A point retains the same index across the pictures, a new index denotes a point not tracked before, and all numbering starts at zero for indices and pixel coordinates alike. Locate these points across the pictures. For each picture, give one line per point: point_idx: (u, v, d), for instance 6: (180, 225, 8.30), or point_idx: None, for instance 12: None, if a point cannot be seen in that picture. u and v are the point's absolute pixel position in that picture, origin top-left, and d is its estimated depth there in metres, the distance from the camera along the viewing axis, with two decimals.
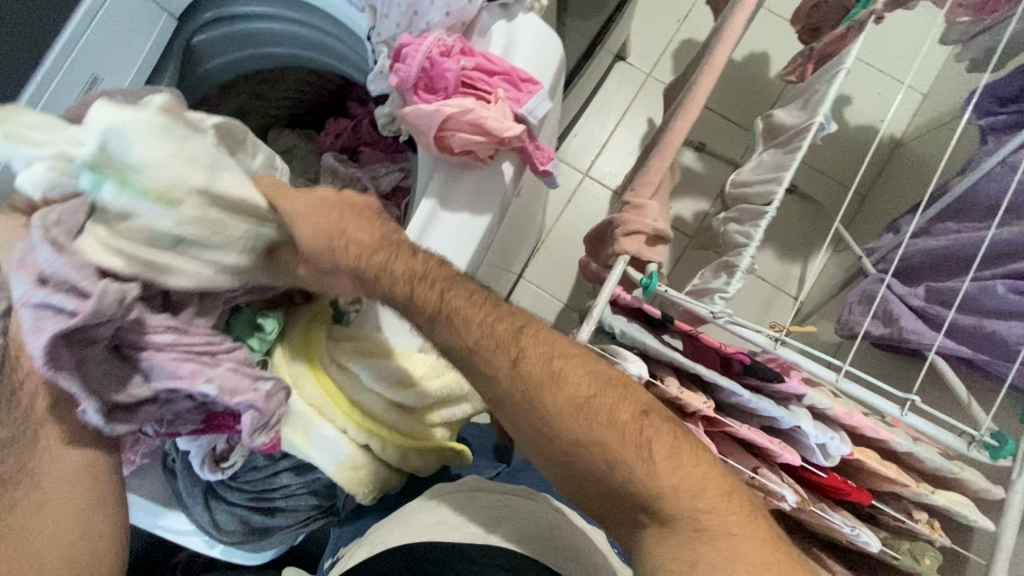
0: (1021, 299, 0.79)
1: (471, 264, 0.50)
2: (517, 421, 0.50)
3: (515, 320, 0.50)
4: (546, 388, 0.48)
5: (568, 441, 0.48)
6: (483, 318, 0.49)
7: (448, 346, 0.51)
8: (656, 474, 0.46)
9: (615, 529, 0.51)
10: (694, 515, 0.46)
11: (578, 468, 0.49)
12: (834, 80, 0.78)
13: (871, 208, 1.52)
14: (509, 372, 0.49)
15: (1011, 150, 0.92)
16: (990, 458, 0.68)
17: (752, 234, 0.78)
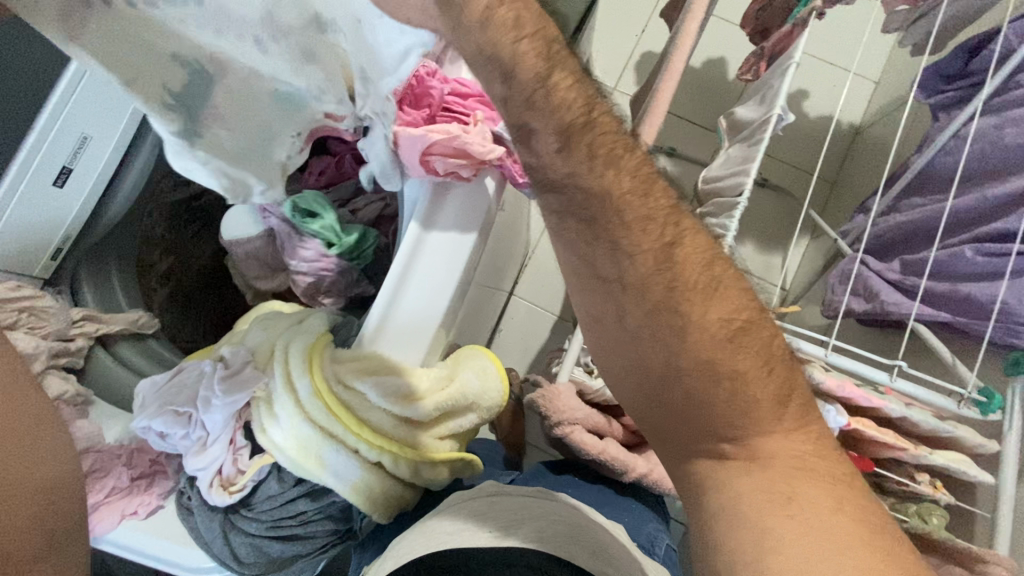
0: (989, 260, 0.83)
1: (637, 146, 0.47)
2: (623, 312, 0.49)
3: (679, 236, 0.47)
4: (703, 293, 0.47)
5: (701, 348, 0.47)
6: (634, 184, 0.46)
7: (561, 192, 0.47)
8: (774, 412, 0.48)
9: (676, 447, 0.50)
10: (784, 452, 0.47)
11: (686, 383, 0.47)
12: (786, 74, 0.83)
13: (840, 193, 1.58)
14: (656, 259, 0.47)
15: (960, 123, 0.98)
16: (982, 414, 0.71)
17: (728, 225, 0.82)
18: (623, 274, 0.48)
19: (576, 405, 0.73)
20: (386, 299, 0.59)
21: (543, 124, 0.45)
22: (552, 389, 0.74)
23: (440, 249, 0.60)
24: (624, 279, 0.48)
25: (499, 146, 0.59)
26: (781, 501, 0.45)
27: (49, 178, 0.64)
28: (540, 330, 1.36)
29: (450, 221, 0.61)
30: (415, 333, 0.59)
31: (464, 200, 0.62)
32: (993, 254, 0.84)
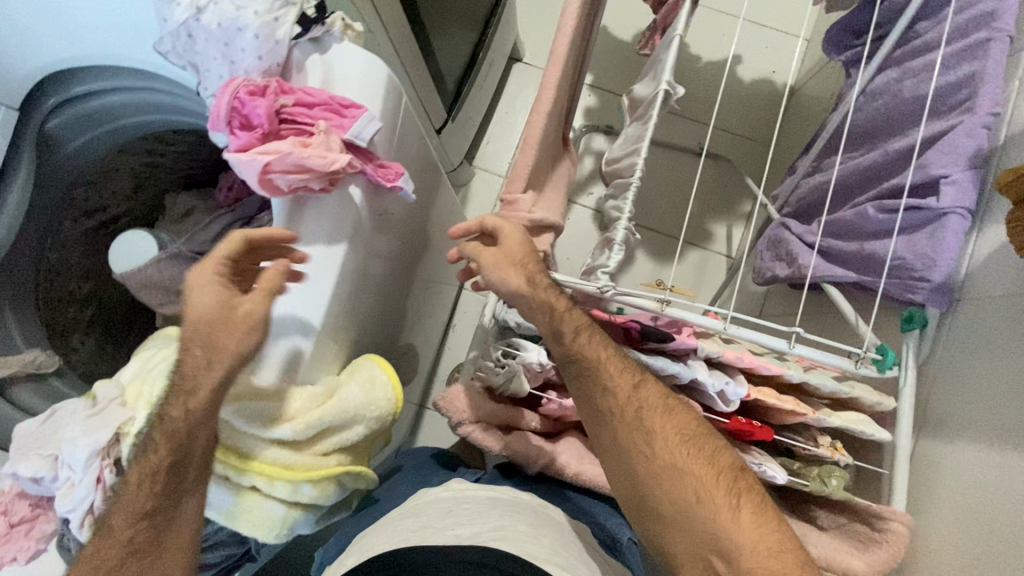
0: (887, 216, 0.82)
1: (670, 403, 0.66)
2: (610, 425, 0.67)
3: (643, 404, 0.66)
4: (650, 423, 0.65)
5: (663, 457, 0.63)
6: (627, 393, 0.66)
7: (575, 372, 0.69)
8: (733, 508, 0.59)
9: (683, 560, 0.61)
10: (759, 560, 0.56)
11: (659, 476, 0.63)
12: (673, 48, 0.82)
13: (778, 156, 1.57)
14: (630, 393, 0.66)
15: (863, 78, 0.97)
16: (879, 371, 0.71)
17: (624, 207, 0.81)
18: (610, 408, 0.67)
19: (479, 403, 0.76)
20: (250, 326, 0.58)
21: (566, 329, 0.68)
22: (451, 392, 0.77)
23: (303, 269, 0.60)
24: (608, 410, 0.67)
25: (346, 155, 0.57)
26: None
27: None
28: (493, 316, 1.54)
29: (310, 234, 0.60)
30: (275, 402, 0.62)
31: (323, 206, 0.60)
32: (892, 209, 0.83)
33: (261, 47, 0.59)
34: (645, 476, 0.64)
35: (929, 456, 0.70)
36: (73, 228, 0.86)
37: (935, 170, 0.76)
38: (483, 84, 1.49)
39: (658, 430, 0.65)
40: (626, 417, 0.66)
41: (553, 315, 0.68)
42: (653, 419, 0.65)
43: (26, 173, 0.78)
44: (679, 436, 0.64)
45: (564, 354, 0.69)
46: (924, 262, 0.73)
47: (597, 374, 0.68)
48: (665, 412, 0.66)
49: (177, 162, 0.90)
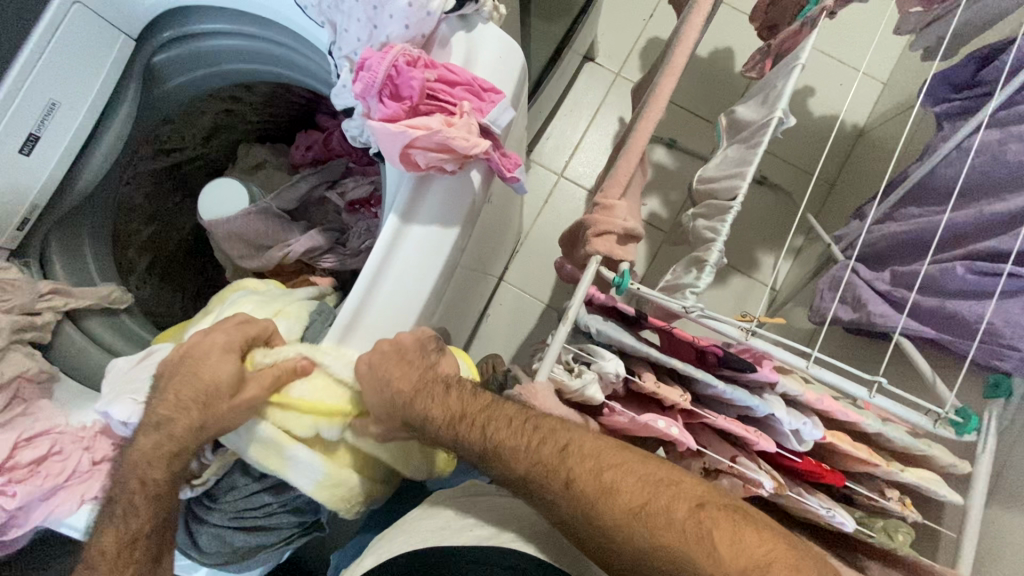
0: (979, 279, 0.81)
1: (588, 454, 0.57)
2: (562, 519, 0.57)
3: (570, 476, 0.56)
4: (602, 499, 0.55)
5: (631, 540, 0.54)
6: (541, 462, 0.57)
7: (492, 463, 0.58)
8: (718, 562, 0.51)
9: None
10: None
11: (639, 558, 0.54)
12: (790, 77, 0.80)
13: (839, 195, 1.55)
14: (564, 489, 0.56)
15: (964, 134, 0.95)
16: (957, 434, 0.71)
17: (719, 229, 0.80)
18: (546, 499, 0.57)
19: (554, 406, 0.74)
20: (358, 299, 0.58)
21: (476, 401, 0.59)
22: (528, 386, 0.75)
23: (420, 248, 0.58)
24: (556, 507, 0.57)
25: (485, 141, 0.56)
26: None
27: (14, 146, 0.61)
28: (530, 312, 1.54)
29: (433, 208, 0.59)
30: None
31: (446, 187, 0.60)
32: (983, 272, 0.82)
33: (411, 16, 0.57)
34: (626, 567, 0.55)
35: (996, 524, 0.70)
36: (147, 167, 0.86)
37: None
38: (558, 79, 1.47)
39: (609, 518, 0.55)
40: (568, 505, 0.56)
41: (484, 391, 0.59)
42: (601, 499, 0.56)
43: (128, 112, 0.73)
44: (624, 509, 0.55)
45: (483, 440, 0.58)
46: (1016, 332, 0.74)
47: (529, 458, 0.57)
48: (599, 490, 0.56)
49: (251, 112, 0.92)
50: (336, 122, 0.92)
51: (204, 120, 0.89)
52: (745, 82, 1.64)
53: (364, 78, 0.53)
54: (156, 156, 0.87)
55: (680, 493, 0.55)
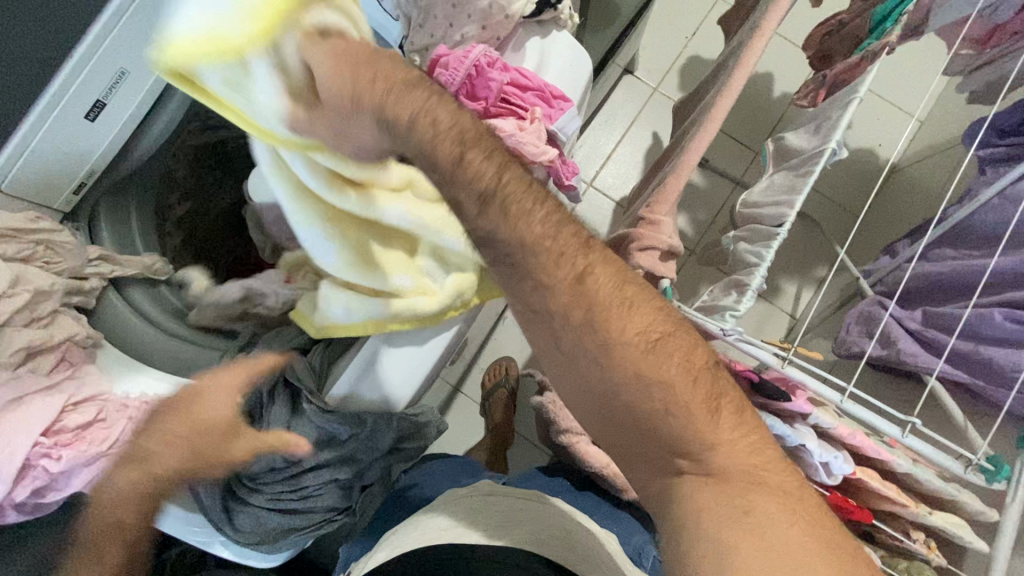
0: (1017, 327, 0.81)
1: (612, 260, 0.55)
2: (562, 338, 0.54)
3: (590, 268, 0.53)
4: (620, 312, 0.53)
5: (635, 368, 0.52)
6: (545, 224, 0.52)
7: (491, 243, 0.53)
8: (712, 417, 0.53)
9: (651, 479, 0.56)
10: (739, 470, 0.52)
11: (628, 393, 0.53)
12: (847, 109, 0.80)
13: (868, 229, 1.54)
14: (574, 285, 0.53)
15: (1009, 181, 0.95)
16: (988, 481, 0.70)
17: (763, 254, 0.80)
18: (553, 300, 0.53)
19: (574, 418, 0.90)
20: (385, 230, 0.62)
21: (465, 194, 0.51)
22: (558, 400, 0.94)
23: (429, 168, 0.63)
24: (553, 307, 0.53)
25: (553, 149, 0.57)
26: (739, 516, 0.50)
27: (80, 110, 0.62)
28: None
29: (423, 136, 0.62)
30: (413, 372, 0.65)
31: None
32: (1022, 321, 0.81)
33: (489, 18, 0.58)
34: (603, 388, 0.54)
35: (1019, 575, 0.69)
36: (192, 144, 0.86)
37: None
38: (598, 89, 1.48)
39: (621, 329, 0.53)
40: (575, 324, 0.53)
41: (483, 199, 0.51)
42: (607, 310, 0.53)
43: (191, 86, 0.72)
44: (643, 340, 0.53)
45: (483, 223, 0.52)
46: None
47: (523, 261, 0.53)
48: (622, 311, 0.53)
49: None
50: None
51: None
52: (782, 108, 1.64)
53: (443, 76, 0.55)
54: (202, 133, 0.87)
55: (698, 347, 0.55)
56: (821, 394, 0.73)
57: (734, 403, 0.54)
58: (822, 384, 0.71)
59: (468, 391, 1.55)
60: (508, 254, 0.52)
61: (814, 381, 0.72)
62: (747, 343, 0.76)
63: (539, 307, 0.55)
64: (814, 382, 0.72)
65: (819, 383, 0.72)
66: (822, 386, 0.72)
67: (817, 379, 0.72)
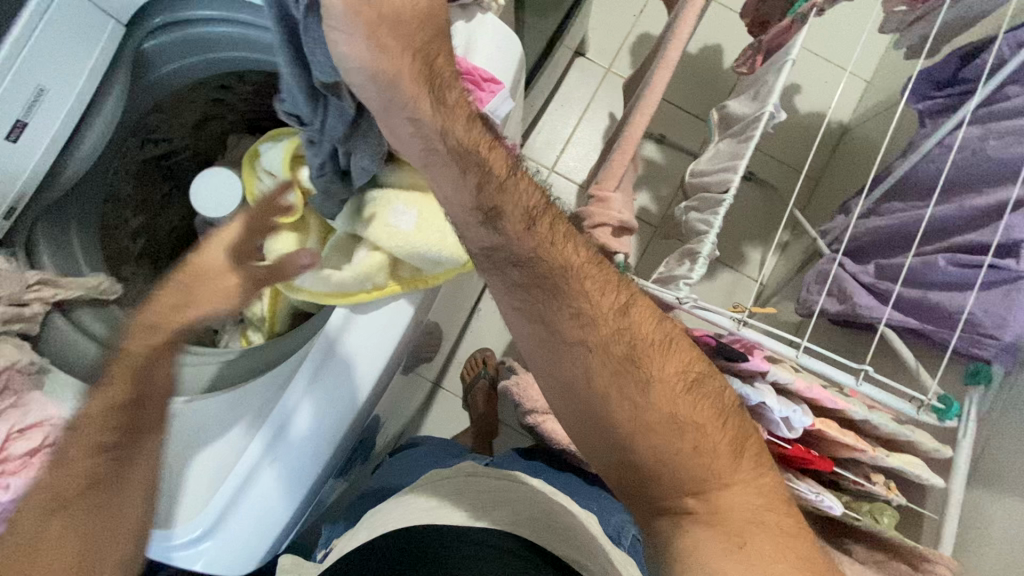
0: (960, 270, 0.84)
1: (651, 310, 0.60)
2: (593, 365, 0.56)
3: (631, 303, 0.59)
4: (660, 350, 0.57)
5: (663, 399, 0.56)
6: (586, 266, 0.58)
7: (533, 267, 0.58)
8: (732, 460, 0.56)
9: (647, 505, 0.57)
10: (746, 508, 0.54)
11: (653, 419, 0.55)
12: (782, 71, 0.81)
13: (824, 190, 1.58)
14: (617, 317, 0.57)
15: (945, 131, 0.98)
16: (939, 420, 0.73)
17: (712, 222, 0.81)
18: (593, 331, 0.57)
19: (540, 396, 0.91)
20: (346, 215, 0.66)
21: (511, 207, 0.57)
22: (524, 380, 0.94)
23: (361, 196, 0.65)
24: (590, 340, 0.57)
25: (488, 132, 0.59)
26: (733, 549, 0.52)
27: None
28: None
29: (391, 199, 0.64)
30: (373, 353, 0.61)
31: None
32: (964, 265, 0.84)
33: None
34: (631, 416, 0.55)
35: (975, 506, 0.72)
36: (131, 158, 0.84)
37: (1016, 233, 0.79)
38: (549, 74, 1.48)
39: (656, 364, 0.57)
40: (614, 352, 0.56)
41: (527, 218, 0.57)
42: (643, 346, 0.57)
43: (118, 97, 0.72)
44: (680, 377, 0.57)
45: (526, 244, 0.58)
46: (994, 321, 0.76)
47: (565, 289, 0.57)
48: (660, 348, 0.58)
49: (241, 103, 0.89)
50: None
51: (194, 109, 0.87)
52: (733, 79, 1.66)
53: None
54: (140, 147, 0.84)
55: (728, 390, 0.60)
56: (778, 351, 0.76)
57: (747, 434, 0.59)
58: (774, 340, 0.74)
59: (448, 386, 1.55)
60: (547, 273, 0.57)
61: (770, 339, 0.74)
62: (703, 307, 0.78)
63: (570, 338, 0.57)
64: (768, 340, 0.75)
65: (773, 341, 0.74)
66: (776, 343, 0.74)
67: (773, 337, 0.74)
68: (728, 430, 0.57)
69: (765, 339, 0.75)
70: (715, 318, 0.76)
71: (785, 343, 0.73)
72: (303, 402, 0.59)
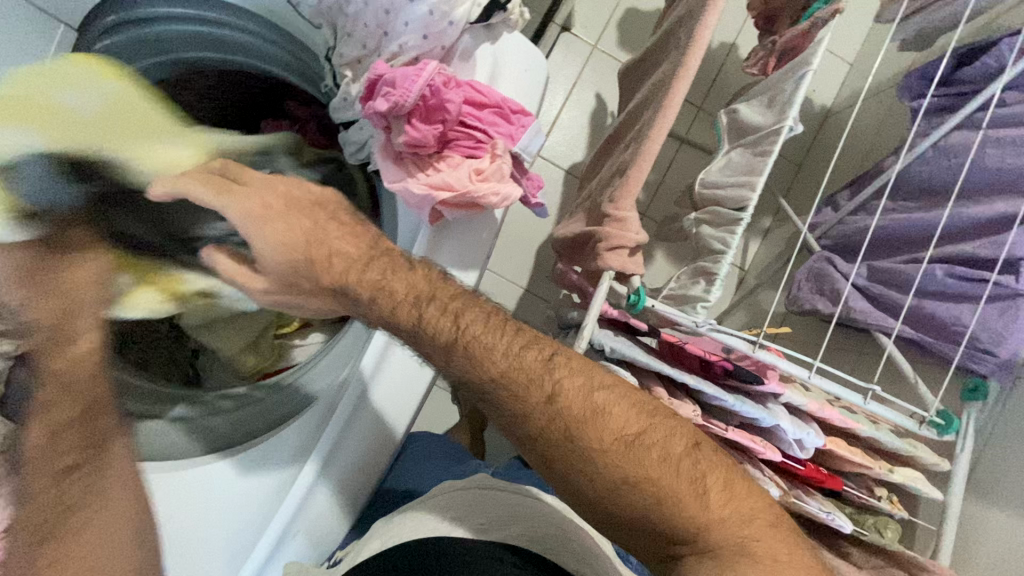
0: (958, 283, 0.85)
1: (580, 374, 0.59)
2: (544, 454, 0.58)
3: (557, 381, 0.58)
4: (593, 423, 0.57)
5: (613, 471, 0.56)
6: (505, 353, 0.58)
7: (466, 380, 0.59)
8: (701, 500, 0.56)
9: (649, 556, 0.59)
10: (732, 541, 0.55)
11: (620, 489, 0.56)
12: (802, 81, 0.78)
13: (807, 177, 1.58)
14: (547, 407, 0.57)
15: (942, 134, 0.97)
16: (938, 435, 0.77)
17: (730, 242, 0.79)
18: (530, 422, 0.58)
19: None
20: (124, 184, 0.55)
21: (433, 347, 0.58)
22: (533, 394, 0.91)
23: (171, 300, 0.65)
24: (531, 430, 0.58)
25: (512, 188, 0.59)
26: None
27: None
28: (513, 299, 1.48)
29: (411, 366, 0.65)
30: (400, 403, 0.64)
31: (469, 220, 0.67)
32: (961, 277, 0.86)
33: (432, 24, 0.57)
34: (591, 494, 0.57)
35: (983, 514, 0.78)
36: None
37: (1018, 251, 0.82)
38: None
39: (594, 439, 0.57)
40: (552, 439, 0.57)
41: (451, 339, 0.58)
42: (583, 424, 0.57)
43: None
44: (620, 442, 0.57)
45: (464, 353, 0.58)
46: (994, 338, 0.81)
47: (497, 390, 0.58)
48: (592, 421, 0.57)
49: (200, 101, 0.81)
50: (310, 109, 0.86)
51: None
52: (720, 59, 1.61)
53: (394, 97, 0.55)
54: None
55: (678, 433, 0.59)
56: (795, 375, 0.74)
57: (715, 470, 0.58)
58: (791, 366, 0.72)
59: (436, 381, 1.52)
60: (483, 385, 0.58)
61: (783, 365, 0.73)
62: (721, 329, 0.75)
63: (517, 429, 0.59)
64: (783, 365, 0.73)
65: (788, 367, 0.72)
66: (792, 369, 0.72)
67: (789, 363, 0.72)
68: (696, 472, 0.57)
69: (777, 363, 0.73)
70: (731, 344, 0.74)
71: (800, 368, 0.72)
72: (336, 450, 0.61)
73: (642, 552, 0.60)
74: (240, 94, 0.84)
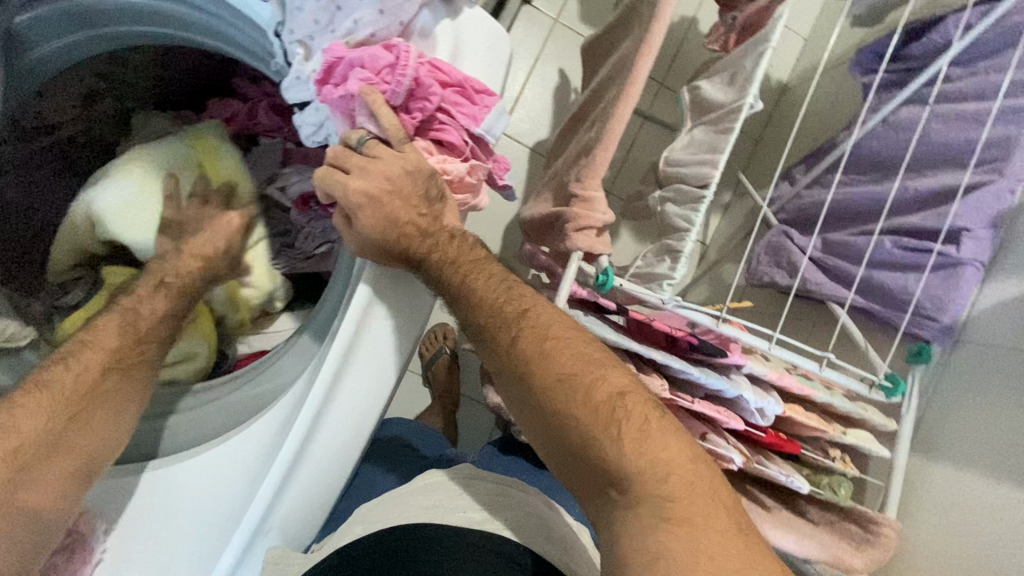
0: (904, 254, 0.90)
1: (562, 319, 0.60)
2: (510, 390, 0.60)
3: (524, 319, 0.59)
4: (539, 361, 0.57)
5: (553, 408, 0.55)
6: (497, 296, 0.60)
7: (472, 326, 0.62)
8: (619, 443, 0.52)
9: (587, 502, 0.56)
10: (655, 492, 0.51)
11: (561, 428, 0.55)
12: (762, 58, 0.78)
13: (764, 152, 1.62)
14: (508, 346, 0.58)
15: (891, 109, 1.00)
16: (887, 397, 0.81)
17: (692, 219, 0.80)
18: (496, 361, 0.60)
19: None
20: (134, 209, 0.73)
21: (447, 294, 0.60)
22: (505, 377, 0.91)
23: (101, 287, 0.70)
24: (498, 368, 0.60)
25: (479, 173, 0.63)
26: (650, 557, 0.49)
27: None
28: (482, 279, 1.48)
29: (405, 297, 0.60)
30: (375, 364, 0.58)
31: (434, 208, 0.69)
32: (907, 247, 0.90)
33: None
34: (542, 430, 0.58)
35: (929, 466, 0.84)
36: (15, 150, 0.70)
37: (959, 222, 0.87)
38: None
39: (539, 377, 0.56)
40: (508, 374, 0.59)
41: (439, 279, 0.60)
42: (540, 360, 0.57)
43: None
44: (559, 381, 0.55)
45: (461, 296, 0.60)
46: (937, 305, 0.86)
47: (486, 331, 0.60)
48: (539, 360, 0.57)
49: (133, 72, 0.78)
50: (259, 87, 0.86)
51: (77, 87, 0.73)
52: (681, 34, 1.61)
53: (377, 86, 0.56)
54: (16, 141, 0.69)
55: (611, 377, 0.56)
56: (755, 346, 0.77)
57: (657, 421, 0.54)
58: (752, 337, 0.75)
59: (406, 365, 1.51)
60: (476, 327, 0.61)
61: (744, 336, 0.75)
62: (685, 304, 0.76)
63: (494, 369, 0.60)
64: (745, 336, 0.75)
65: (749, 339, 0.75)
66: (753, 340, 0.75)
67: (750, 335, 0.75)
68: (621, 416, 0.53)
69: (739, 334, 0.75)
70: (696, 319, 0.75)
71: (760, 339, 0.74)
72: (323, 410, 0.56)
73: (579, 495, 0.57)
74: (175, 63, 0.81)
